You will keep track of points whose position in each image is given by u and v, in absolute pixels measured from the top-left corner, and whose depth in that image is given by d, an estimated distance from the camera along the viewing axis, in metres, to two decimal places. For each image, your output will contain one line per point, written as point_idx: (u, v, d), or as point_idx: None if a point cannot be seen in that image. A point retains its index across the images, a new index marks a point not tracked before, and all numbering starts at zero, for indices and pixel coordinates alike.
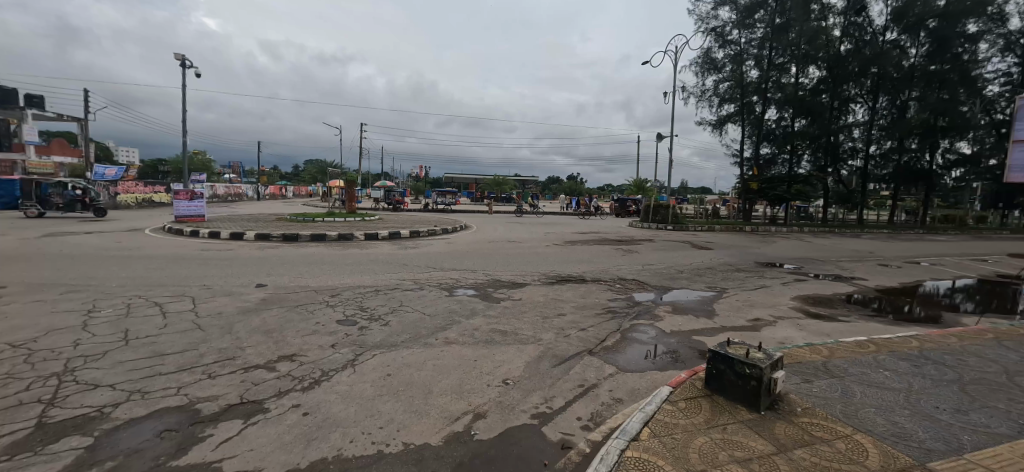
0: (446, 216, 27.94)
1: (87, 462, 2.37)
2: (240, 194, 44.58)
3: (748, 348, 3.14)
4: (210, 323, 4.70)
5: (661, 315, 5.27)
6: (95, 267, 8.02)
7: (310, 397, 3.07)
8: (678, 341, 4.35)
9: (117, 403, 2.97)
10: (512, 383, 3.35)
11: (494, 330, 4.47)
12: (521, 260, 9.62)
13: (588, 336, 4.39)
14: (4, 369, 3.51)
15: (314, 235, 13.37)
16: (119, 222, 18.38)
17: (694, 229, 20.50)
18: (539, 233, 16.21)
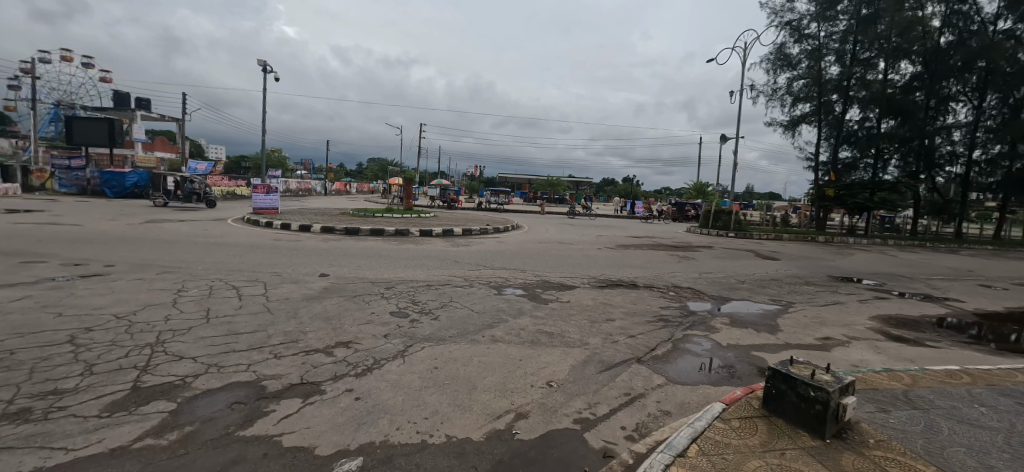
0: (501, 215, 28.23)
1: (171, 425, 2.68)
2: (308, 189, 47.80)
3: (813, 369, 2.91)
4: (278, 307, 5.12)
5: (718, 327, 4.99)
6: (183, 252, 8.99)
7: (362, 383, 3.25)
8: (735, 355, 4.10)
9: (197, 374, 3.32)
10: (555, 386, 3.34)
11: (540, 331, 4.47)
12: (572, 262, 9.52)
13: (637, 344, 4.26)
14: (110, 337, 4.05)
15: (373, 230, 14.10)
16: (206, 212, 20.42)
17: (759, 237, 19.18)
18: (592, 236, 15.95)
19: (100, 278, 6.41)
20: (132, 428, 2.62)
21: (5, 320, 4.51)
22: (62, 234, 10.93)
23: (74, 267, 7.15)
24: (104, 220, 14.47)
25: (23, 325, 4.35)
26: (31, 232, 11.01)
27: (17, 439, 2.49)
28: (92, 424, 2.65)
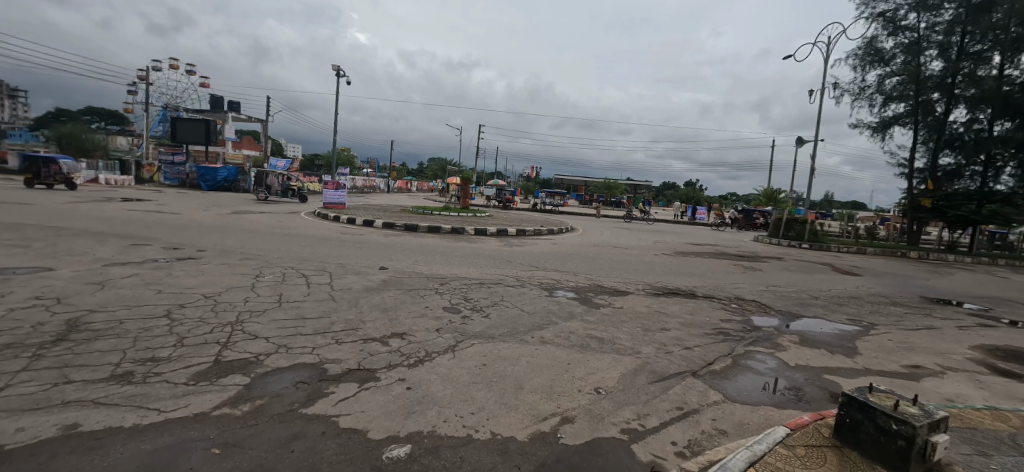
0: (558, 217, 28.03)
1: (246, 397, 2.96)
2: (372, 187, 50.45)
3: (897, 400, 2.61)
4: (341, 296, 5.47)
5: (786, 345, 4.63)
6: (261, 241, 9.87)
7: (414, 373, 3.39)
8: (804, 377, 3.77)
9: (269, 353, 3.65)
10: (603, 393, 3.27)
11: (591, 336, 4.39)
12: (628, 267, 9.25)
13: (693, 356, 4.06)
14: (199, 314, 4.56)
15: (430, 227, 14.61)
16: (282, 206, 22.22)
17: (837, 251, 17.48)
18: (650, 241, 15.42)
19: (194, 262, 7.20)
20: (212, 396, 2.94)
21: (117, 294, 5.21)
22: (163, 221, 12.37)
23: (172, 250, 8.09)
24: (199, 211, 16.19)
25: (130, 300, 5.01)
26: (139, 219, 12.58)
27: (123, 397, 2.89)
28: (181, 390, 3.00)
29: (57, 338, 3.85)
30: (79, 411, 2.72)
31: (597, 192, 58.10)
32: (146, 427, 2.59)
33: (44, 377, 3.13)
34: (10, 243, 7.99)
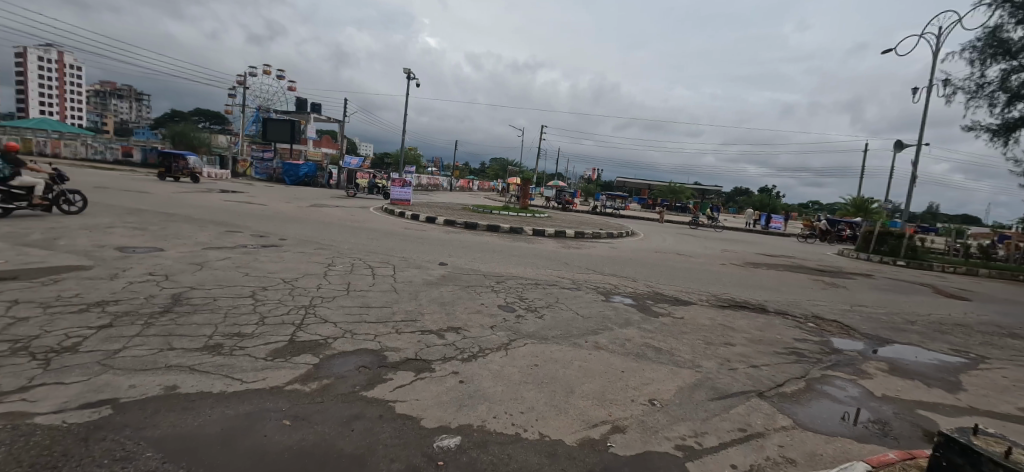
0: (619, 221, 27.25)
1: (315, 376, 3.21)
2: (435, 185, 52.34)
3: (1010, 446, 2.25)
4: (403, 287, 5.76)
5: (871, 372, 4.16)
6: (334, 233, 10.62)
7: (467, 367, 3.50)
8: (891, 410, 3.37)
9: (336, 337, 3.93)
10: (658, 405, 3.16)
11: (648, 345, 4.24)
12: (692, 276, 8.81)
13: (760, 375, 3.78)
14: (278, 296, 5.02)
15: (489, 226, 14.87)
16: (353, 201, 23.74)
17: (940, 269, 15.36)
18: (717, 250, 14.56)
19: (276, 249, 7.90)
20: (285, 372, 3.23)
21: (212, 274, 5.87)
22: (252, 211, 13.69)
23: (259, 238, 8.94)
24: (283, 203, 17.73)
25: (223, 280, 5.63)
26: (233, 209, 14.03)
27: (213, 365, 3.27)
28: (261, 364, 3.34)
29: (164, 310, 4.44)
30: (178, 374, 3.12)
31: (662, 196, 55.83)
32: (230, 394, 2.91)
33: (152, 343, 3.62)
34: (131, 226, 9.22)
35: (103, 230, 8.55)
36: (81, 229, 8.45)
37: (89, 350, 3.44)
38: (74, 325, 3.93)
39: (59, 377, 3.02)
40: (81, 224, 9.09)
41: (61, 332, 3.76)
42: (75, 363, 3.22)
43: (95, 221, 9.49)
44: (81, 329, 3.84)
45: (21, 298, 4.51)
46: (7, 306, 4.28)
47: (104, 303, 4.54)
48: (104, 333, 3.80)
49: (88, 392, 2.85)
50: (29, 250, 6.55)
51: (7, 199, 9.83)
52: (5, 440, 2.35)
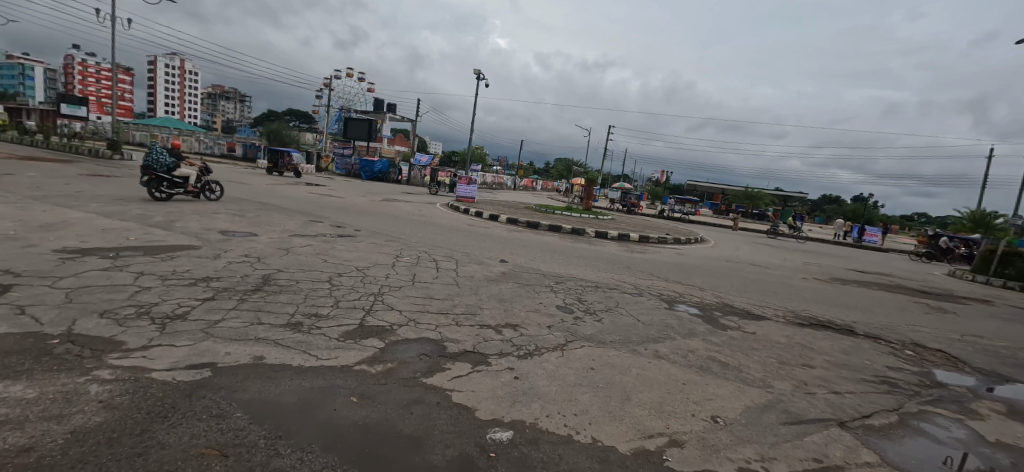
0: (690, 227, 25.91)
1: (380, 359, 3.46)
2: (499, 184, 53.31)
3: None
4: (464, 282, 6.01)
5: (984, 412, 3.61)
6: (403, 226, 11.23)
7: (523, 365, 3.58)
8: (1005, 457, 2.92)
9: (400, 324, 4.21)
10: (720, 423, 3.00)
11: (712, 359, 4.07)
12: (768, 289, 8.20)
13: (842, 403, 3.45)
14: (352, 283, 5.45)
15: (551, 226, 14.84)
16: (422, 197, 24.85)
17: None
18: (798, 262, 13.39)
19: (351, 239, 8.50)
20: (354, 353, 3.52)
21: (296, 259, 6.49)
22: (332, 203, 14.82)
23: (337, 228, 9.67)
24: (359, 197, 18.96)
25: (305, 265, 6.21)
26: (317, 201, 15.27)
27: (293, 341, 3.65)
28: (333, 343, 3.66)
29: (255, 288, 4.99)
30: (265, 346, 3.51)
31: (738, 201, 52.28)
32: (306, 368, 3.23)
33: (244, 317, 4.11)
34: (233, 213, 10.36)
35: (210, 215, 9.69)
36: (193, 214, 9.63)
37: (195, 319, 3.98)
38: (184, 296, 4.55)
39: (170, 340, 3.53)
40: (193, 210, 10.37)
41: (174, 301, 4.38)
42: (184, 329, 3.74)
43: (203, 208, 10.75)
44: (190, 300, 4.44)
45: (146, 271, 5.29)
46: (135, 277, 5.05)
47: (208, 278, 5.21)
48: (207, 305, 4.36)
49: (192, 355, 3.30)
50: (153, 231, 7.58)
51: (169, 187, 11.59)
52: (130, 389, 2.79)
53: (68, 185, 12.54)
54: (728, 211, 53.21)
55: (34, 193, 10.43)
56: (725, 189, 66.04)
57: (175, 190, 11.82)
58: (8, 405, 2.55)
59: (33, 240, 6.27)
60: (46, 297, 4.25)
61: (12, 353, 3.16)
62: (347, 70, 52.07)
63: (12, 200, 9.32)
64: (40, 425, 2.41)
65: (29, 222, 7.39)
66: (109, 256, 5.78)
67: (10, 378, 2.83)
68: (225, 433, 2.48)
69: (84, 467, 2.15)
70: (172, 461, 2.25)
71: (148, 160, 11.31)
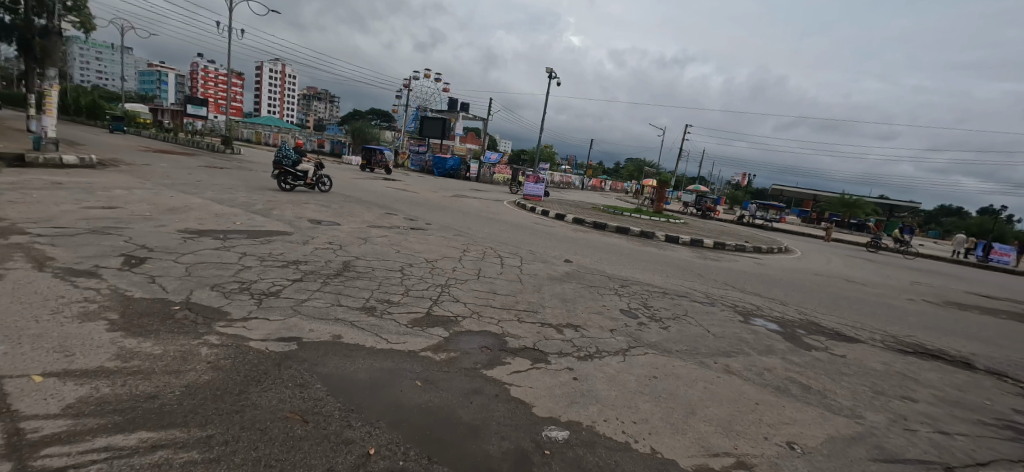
0: (774, 235, 23.96)
1: (443, 348, 3.68)
2: (568, 183, 53.08)
3: None
4: (527, 279, 6.19)
5: None
6: (470, 221, 11.58)
7: (582, 367, 3.63)
8: None
9: (464, 316, 4.47)
10: (797, 449, 2.78)
11: (793, 380, 3.91)
12: (865, 308, 7.38)
13: (950, 446, 3.07)
14: (422, 274, 5.82)
15: (619, 228, 14.47)
16: (489, 194, 25.43)
17: None
18: (903, 279, 11.83)
19: (423, 232, 8.97)
20: (421, 341, 3.78)
21: (373, 248, 7.02)
22: (406, 197, 15.65)
23: (410, 221, 10.21)
24: (431, 192, 19.77)
25: (380, 254, 6.69)
26: (392, 194, 16.19)
27: (367, 324, 4.00)
28: (403, 329, 3.98)
29: (337, 273, 5.49)
30: (343, 327, 3.89)
31: (831, 209, 47.23)
32: (378, 350, 3.52)
33: (326, 298, 4.55)
34: (321, 203, 11.33)
35: (302, 205, 10.68)
36: (288, 203, 10.67)
37: (286, 297, 4.48)
38: (278, 276, 5.11)
39: (265, 314, 4.00)
40: (288, 199, 11.46)
41: (269, 280, 4.94)
42: (276, 305, 4.23)
43: (295, 198, 11.84)
44: (282, 280, 4.98)
45: (249, 252, 6.00)
46: (240, 256, 5.74)
47: (298, 261, 5.79)
48: (296, 285, 4.87)
49: (282, 329, 3.72)
50: (256, 217, 8.52)
51: (294, 179, 13.13)
52: (232, 354, 3.21)
53: (188, 174, 14.36)
54: (819, 220, 48.33)
55: (162, 181, 12.09)
56: (818, 195, 60.03)
57: (297, 183, 13.35)
58: (140, 358, 3.04)
59: (163, 221, 7.32)
60: (171, 270, 4.98)
61: (145, 315, 3.76)
62: (426, 70, 54.17)
63: (147, 187, 10.89)
64: (163, 377, 2.85)
65: (161, 206, 8.63)
66: (220, 238, 6.61)
67: (142, 335, 3.38)
68: (306, 401, 2.76)
69: (194, 416, 2.51)
70: (262, 420, 2.55)
71: (278, 156, 12.89)
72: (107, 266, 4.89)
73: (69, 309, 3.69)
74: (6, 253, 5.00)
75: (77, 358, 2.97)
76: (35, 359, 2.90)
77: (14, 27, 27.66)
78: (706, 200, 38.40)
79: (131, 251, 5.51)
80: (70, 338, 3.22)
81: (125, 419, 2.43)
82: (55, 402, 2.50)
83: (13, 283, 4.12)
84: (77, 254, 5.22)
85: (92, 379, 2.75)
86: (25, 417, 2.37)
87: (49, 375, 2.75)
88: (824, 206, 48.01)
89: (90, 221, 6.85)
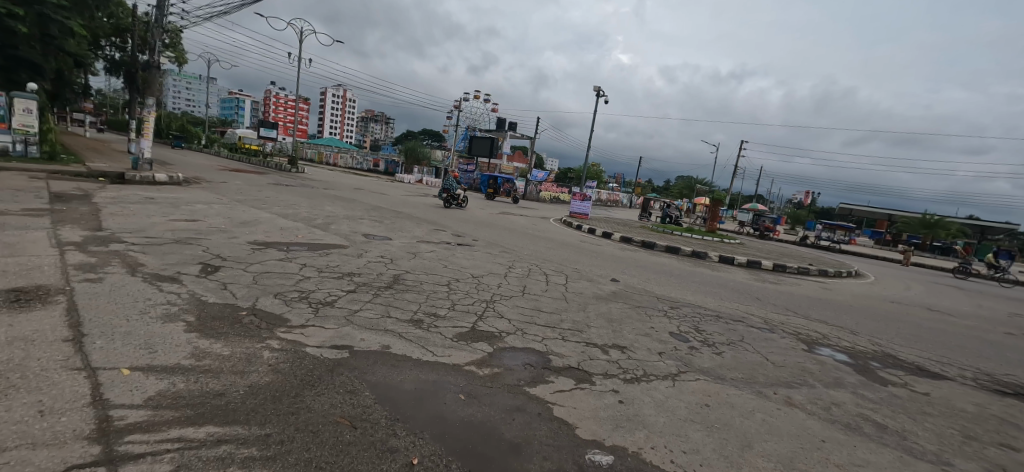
0: (839, 258, 22.23)
1: (487, 364, 3.71)
2: (614, 200, 52.86)
3: None
4: (573, 298, 6.11)
5: None
6: (515, 238, 11.66)
7: (628, 390, 3.53)
8: None
9: (509, 332, 4.50)
10: None
11: (866, 418, 3.55)
12: (955, 342, 6.54)
13: None
14: (467, 289, 5.93)
15: (669, 247, 13.97)
16: (535, 212, 25.46)
17: None
18: (997, 310, 10.42)
19: (469, 248, 9.14)
20: (465, 354, 3.84)
21: (421, 263, 7.24)
22: (454, 214, 16.04)
23: (456, 237, 10.44)
24: (478, 210, 20.15)
25: (429, 269, 6.89)
26: (440, 211, 16.63)
27: (414, 336, 4.12)
28: (449, 343, 4.06)
29: (388, 285, 5.73)
30: (392, 337, 4.04)
31: (909, 230, 42.86)
32: (423, 362, 3.62)
33: (377, 309, 4.75)
34: (373, 219, 11.86)
35: (357, 220, 11.25)
36: (344, 218, 11.26)
37: (340, 306, 4.72)
38: (334, 286, 5.41)
39: (321, 323, 4.23)
40: (344, 214, 12.12)
41: (326, 290, 5.23)
42: (331, 314, 4.46)
43: (350, 213, 12.48)
44: (337, 290, 5.25)
45: (308, 264, 6.39)
46: (300, 267, 6.12)
47: (352, 273, 6.08)
48: (350, 295, 5.12)
49: (335, 337, 3.92)
50: (316, 231, 9.06)
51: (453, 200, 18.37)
52: (290, 359, 3.43)
53: (259, 191, 15.62)
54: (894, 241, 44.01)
55: (236, 197, 13.22)
56: (893, 214, 54.79)
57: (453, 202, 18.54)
58: (211, 358, 3.32)
59: (236, 234, 8.00)
60: (240, 278, 5.42)
61: (217, 318, 4.10)
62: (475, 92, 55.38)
63: (223, 202, 11.97)
64: (231, 377, 3.09)
65: (234, 220, 9.43)
66: (284, 250, 7.11)
67: (214, 337, 3.69)
68: (356, 407, 2.88)
69: (254, 415, 2.69)
70: (315, 423, 2.68)
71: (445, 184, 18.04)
72: (188, 273, 5.40)
73: (154, 310, 4.12)
74: (106, 259, 5.66)
75: (158, 355, 3.30)
76: (123, 353, 3.25)
77: (121, 62, 32.11)
78: (764, 220, 36.19)
79: (208, 260, 6.06)
80: (153, 336, 3.58)
81: (196, 413, 2.65)
82: (139, 394, 2.78)
83: (111, 287, 4.65)
84: (163, 261, 5.82)
85: (171, 375, 3.04)
86: (114, 405, 2.65)
87: (135, 369, 3.08)
88: (900, 228, 43.76)
89: (175, 232, 7.62)
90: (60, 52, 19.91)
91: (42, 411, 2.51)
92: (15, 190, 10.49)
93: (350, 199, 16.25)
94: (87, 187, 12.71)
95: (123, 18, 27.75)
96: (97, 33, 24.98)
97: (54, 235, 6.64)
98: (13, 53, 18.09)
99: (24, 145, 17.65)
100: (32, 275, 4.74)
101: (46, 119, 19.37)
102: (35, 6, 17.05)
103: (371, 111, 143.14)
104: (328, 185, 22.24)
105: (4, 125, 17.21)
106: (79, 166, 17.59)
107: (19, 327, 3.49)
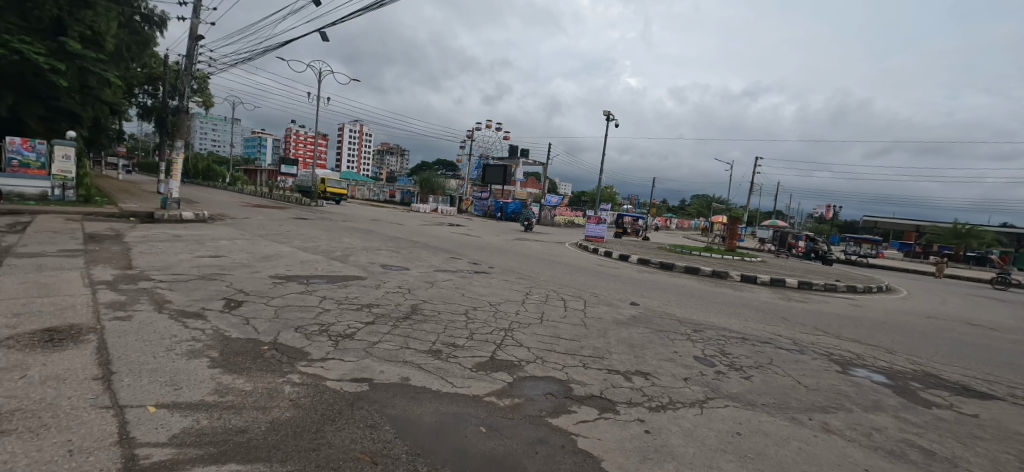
0: (864, 272, 21.53)
1: (507, 395, 3.62)
2: None
3: None
4: (592, 323, 5.99)
5: None
6: (529, 263, 11.64)
7: (654, 418, 3.40)
8: None
9: (529, 360, 4.42)
10: None
11: (911, 444, 3.32)
12: (1003, 359, 6.12)
13: None
14: (483, 317, 5.89)
15: (688, 268, 13.73)
16: (549, 236, 25.55)
17: None
18: None
19: (485, 275, 9.15)
20: (485, 386, 3.77)
21: (439, 292, 7.24)
22: (468, 242, 16.14)
23: (472, 264, 10.49)
24: (494, 236, 20.43)
25: (446, 298, 6.89)
26: (454, 239, 16.88)
27: (434, 367, 4.08)
28: (468, 374, 4.00)
29: (405, 316, 5.71)
30: (411, 369, 4.00)
31: (939, 241, 41.33)
32: (443, 394, 3.57)
33: (395, 341, 4.72)
34: (390, 249, 12.05)
35: (375, 251, 11.45)
36: (362, 250, 11.47)
37: (359, 339, 4.72)
38: (353, 318, 5.43)
39: (341, 355, 4.24)
40: (362, 246, 12.35)
41: (346, 322, 5.26)
42: (350, 347, 4.46)
43: (368, 244, 12.71)
44: (356, 323, 5.27)
45: (328, 296, 6.46)
46: (320, 300, 6.20)
47: (370, 305, 6.12)
48: (369, 327, 5.13)
49: (355, 370, 3.91)
50: (335, 264, 9.20)
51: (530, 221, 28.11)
52: (311, 393, 3.43)
53: (280, 225, 16.12)
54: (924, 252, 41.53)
55: (258, 232, 13.59)
56: (922, 225, 52.80)
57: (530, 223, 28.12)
58: (234, 394, 3.35)
59: (258, 268, 8.19)
60: (262, 312, 5.51)
61: (239, 353, 4.15)
62: (487, 120, 57.06)
63: (246, 238, 12.29)
64: (252, 412, 3.10)
65: (257, 255, 9.68)
66: (305, 283, 7.22)
67: (236, 372, 3.73)
68: (376, 442, 2.84)
69: (276, 452, 2.67)
70: (335, 460, 2.64)
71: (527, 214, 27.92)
72: (212, 308, 5.53)
73: (179, 347, 4.18)
74: (135, 297, 5.83)
75: (183, 391, 3.34)
76: (150, 391, 3.30)
77: (153, 108, 34.08)
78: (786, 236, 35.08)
79: (231, 295, 6.18)
80: (178, 373, 3.63)
81: (218, 451, 2.64)
82: (164, 432, 2.80)
83: (139, 324, 4.78)
84: (188, 297, 5.98)
85: (195, 412, 3.06)
86: (140, 444, 2.67)
87: (160, 406, 3.12)
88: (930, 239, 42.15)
89: (200, 268, 7.86)
90: (97, 101, 21.31)
91: (71, 450, 2.55)
92: (53, 232, 11.04)
93: (366, 230, 16.59)
94: (118, 227, 13.28)
95: (155, 67, 29.74)
96: (130, 82, 26.66)
97: (87, 275, 6.91)
98: (55, 103, 19.39)
99: (62, 190, 18.64)
100: (66, 315, 4.92)
101: (82, 165, 20.49)
102: (76, 60, 18.38)
103: (387, 145, 147.11)
104: (347, 217, 22.69)
105: (45, 171, 18.29)
106: (112, 207, 18.42)
107: (51, 366, 3.59)
